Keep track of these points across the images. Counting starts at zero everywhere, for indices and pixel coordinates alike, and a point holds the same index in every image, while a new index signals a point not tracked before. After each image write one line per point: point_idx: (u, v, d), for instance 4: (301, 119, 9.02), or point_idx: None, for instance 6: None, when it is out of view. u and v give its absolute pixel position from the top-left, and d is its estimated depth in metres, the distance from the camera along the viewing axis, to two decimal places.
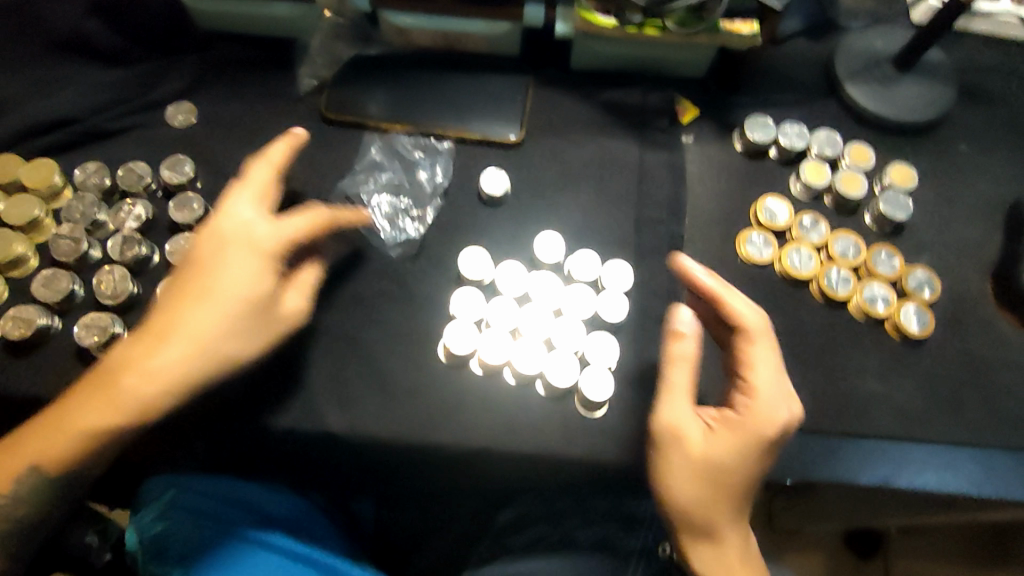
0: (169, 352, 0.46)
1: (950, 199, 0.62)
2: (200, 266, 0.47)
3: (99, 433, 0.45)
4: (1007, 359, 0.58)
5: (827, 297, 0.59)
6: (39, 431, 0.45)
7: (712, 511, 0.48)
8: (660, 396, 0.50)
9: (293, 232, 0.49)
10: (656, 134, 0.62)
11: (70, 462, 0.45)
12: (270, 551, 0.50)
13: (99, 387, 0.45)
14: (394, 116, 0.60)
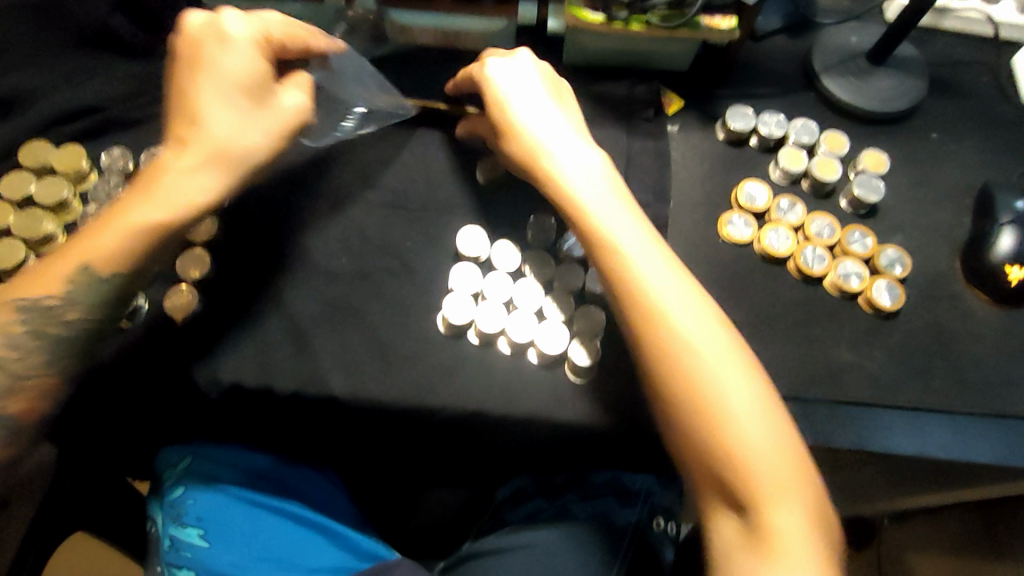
0: (173, 179, 0.48)
1: (922, 184, 0.64)
2: (194, 80, 0.49)
3: (91, 278, 0.47)
4: (974, 331, 0.58)
5: (804, 275, 0.59)
6: (39, 270, 0.48)
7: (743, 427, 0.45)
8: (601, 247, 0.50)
9: (267, 39, 0.50)
10: (642, 124, 0.64)
11: (87, 264, 0.47)
12: (264, 509, 0.63)
13: (132, 192, 0.48)
14: (391, 103, 0.64)
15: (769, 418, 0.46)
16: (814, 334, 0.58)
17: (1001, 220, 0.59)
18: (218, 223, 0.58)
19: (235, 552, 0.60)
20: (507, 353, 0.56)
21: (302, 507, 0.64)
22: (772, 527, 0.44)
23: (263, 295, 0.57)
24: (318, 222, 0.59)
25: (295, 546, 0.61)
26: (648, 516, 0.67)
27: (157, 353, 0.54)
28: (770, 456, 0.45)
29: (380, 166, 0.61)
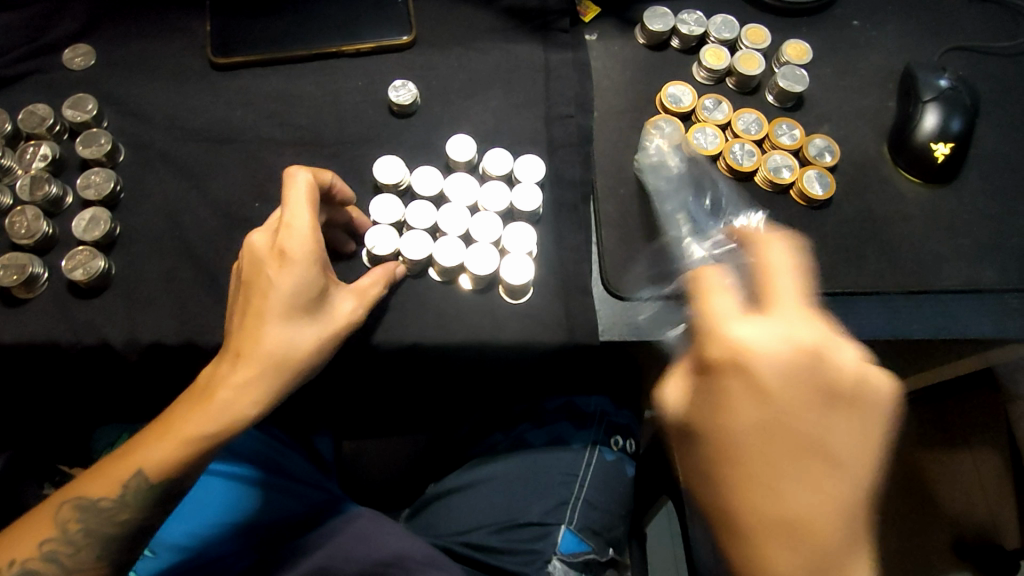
0: (225, 396, 0.45)
1: (847, 72, 0.63)
2: (252, 314, 0.46)
3: (144, 483, 0.45)
4: (905, 213, 0.58)
5: (734, 173, 0.58)
6: (153, 435, 0.46)
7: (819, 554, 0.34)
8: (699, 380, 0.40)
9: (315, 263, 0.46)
10: (558, 35, 0.61)
11: (175, 468, 0.45)
12: (229, 479, 0.62)
13: (198, 396, 0.46)
14: (287, 36, 0.59)
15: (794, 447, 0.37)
16: (749, 232, 0.57)
17: (924, 98, 0.59)
18: (114, 177, 0.54)
19: (196, 522, 0.60)
20: (436, 279, 0.54)
21: (254, 467, 0.63)
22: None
23: (174, 248, 0.53)
24: (226, 167, 0.56)
25: (255, 505, 0.62)
26: (605, 436, 0.69)
27: (64, 320, 0.51)
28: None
29: (286, 104, 0.58)
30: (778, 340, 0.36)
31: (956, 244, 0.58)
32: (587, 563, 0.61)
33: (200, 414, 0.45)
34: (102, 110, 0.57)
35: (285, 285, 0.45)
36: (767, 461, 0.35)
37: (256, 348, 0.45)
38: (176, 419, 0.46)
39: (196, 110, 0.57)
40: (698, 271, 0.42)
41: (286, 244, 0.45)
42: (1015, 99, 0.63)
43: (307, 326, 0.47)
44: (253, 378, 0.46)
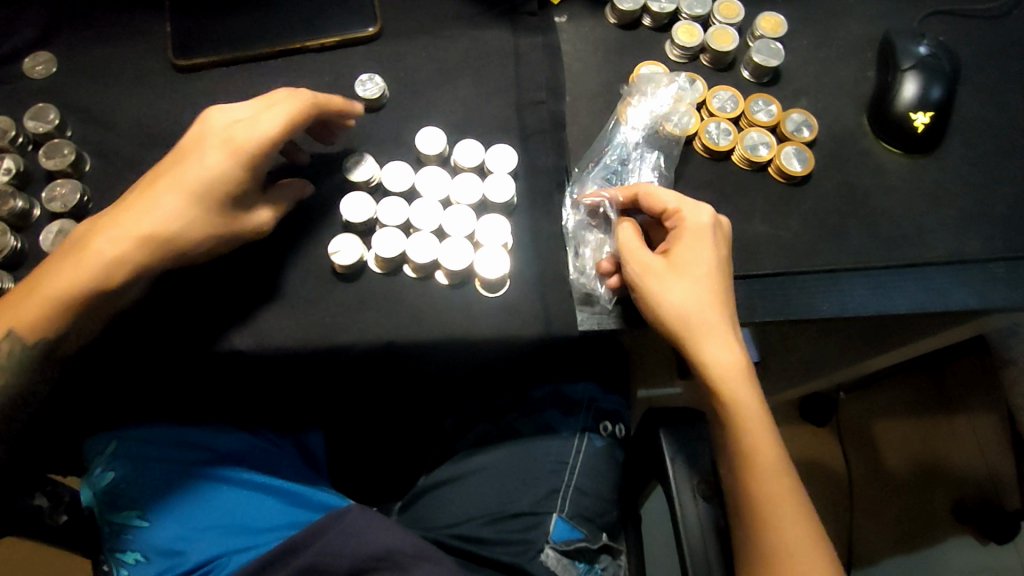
0: (93, 249, 0.47)
1: (824, 42, 0.62)
2: (156, 174, 0.49)
3: (15, 345, 0.47)
4: (887, 186, 0.57)
5: (711, 152, 0.57)
6: (26, 290, 0.47)
7: (735, 391, 0.48)
8: (678, 275, 0.49)
9: (247, 141, 0.49)
10: (527, 18, 0.60)
11: (38, 326, 0.46)
12: (222, 483, 0.61)
13: (70, 252, 0.47)
14: (249, 33, 0.58)
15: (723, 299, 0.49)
16: (727, 213, 0.56)
17: (903, 66, 0.57)
18: (80, 187, 0.53)
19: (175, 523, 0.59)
20: (411, 276, 0.53)
21: (242, 471, 0.63)
22: (772, 481, 0.48)
23: None
24: None
25: (236, 508, 0.61)
26: (593, 422, 0.68)
27: None
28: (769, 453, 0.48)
29: (253, 103, 0.57)
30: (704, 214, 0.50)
31: (940, 214, 0.57)
32: (581, 550, 0.61)
33: (64, 268, 0.47)
34: (65, 119, 0.56)
35: (207, 169, 0.48)
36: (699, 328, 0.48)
37: (147, 216, 0.47)
38: (43, 272, 0.47)
39: (161, 115, 0.56)
40: (657, 198, 0.51)
41: (237, 133, 0.49)
42: (998, 62, 0.61)
43: (186, 205, 0.48)
44: (129, 243, 0.47)
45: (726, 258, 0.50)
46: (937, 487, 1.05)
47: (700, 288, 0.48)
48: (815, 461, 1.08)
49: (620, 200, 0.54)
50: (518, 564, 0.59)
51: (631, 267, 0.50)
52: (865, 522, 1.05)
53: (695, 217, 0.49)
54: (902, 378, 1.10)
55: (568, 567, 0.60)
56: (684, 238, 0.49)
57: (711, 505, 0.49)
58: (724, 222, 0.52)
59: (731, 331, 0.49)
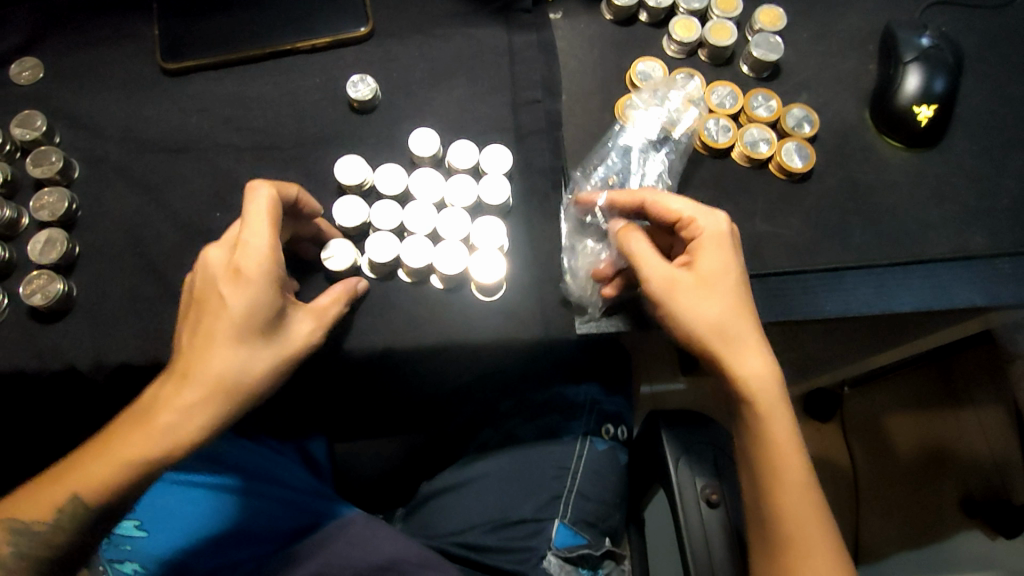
0: (166, 422, 0.43)
1: (825, 35, 0.60)
2: (202, 311, 0.44)
3: (78, 507, 0.42)
4: (890, 181, 0.56)
5: (710, 150, 0.56)
6: (89, 454, 0.43)
7: (776, 420, 0.44)
8: (699, 287, 0.45)
9: (256, 262, 0.43)
10: (521, 16, 0.59)
11: (116, 489, 0.42)
12: (219, 493, 0.61)
13: (137, 424, 0.43)
14: (238, 35, 0.57)
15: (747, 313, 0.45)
16: (727, 212, 0.55)
17: (905, 59, 0.56)
18: (68, 195, 0.52)
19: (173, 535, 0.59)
20: (406, 280, 0.52)
21: (241, 479, 0.62)
22: (815, 516, 0.44)
23: (136, 265, 0.52)
24: (183, 177, 0.54)
25: (234, 517, 0.60)
26: (596, 426, 0.67)
27: (28, 347, 0.50)
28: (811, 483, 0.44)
29: (242, 107, 0.56)
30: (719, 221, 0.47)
31: (945, 209, 0.56)
32: (584, 557, 0.60)
33: (140, 437, 0.42)
34: (53, 126, 0.55)
35: (240, 308, 0.43)
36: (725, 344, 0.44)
37: (203, 368, 0.43)
38: (103, 448, 0.43)
39: (150, 120, 0.55)
40: (667, 205, 0.48)
41: (243, 264, 0.43)
42: (1001, 53, 0.60)
43: (243, 362, 0.43)
44: (196, 408, 0.43)
45: (747, 272, 0.47)
46: (946, 483, 1.03)
47: (731, 304, 0.45)
48: (817, 456, 1.09)
49: (625, 204, 0.50)
50: (520, 571, 0.59)
51: (653, 283, 0.46)
52: (870, 519, 1.05)
53: (717, 227, 0.46)
54: (910, 371, 1.08)
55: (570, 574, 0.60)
56: (709, 250, 0.46)
57: (720, 511, 0.48)
58: (737, 232, 0.49)
59: (763, 351, 0.45)
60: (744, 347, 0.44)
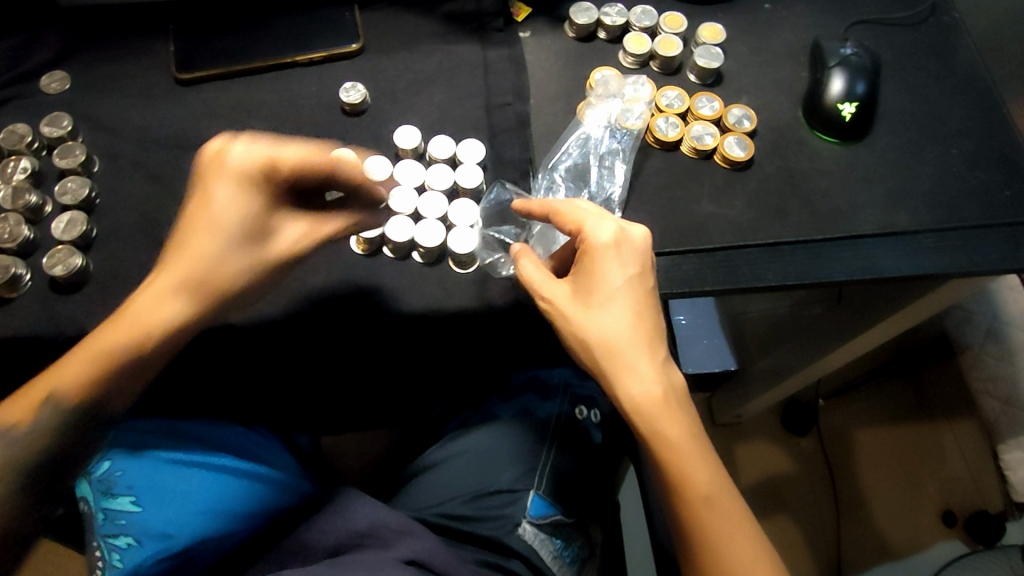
0: (139, 306, 0.50)
1: (761, 49, 0.69)
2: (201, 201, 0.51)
3: (59, 407, 0.47)
4: (822, 169, 0.63)
5: (661, 143, 0.63)
6: (75, 352, 0.49)
7: (651, 420, 0.50)
8: (585, 305, 0.52)
9: (286, 158, 0.53)
10: (494, 34, 0.67)
11: (90, 382, 0.48)
12: (216, 471, 0.62)
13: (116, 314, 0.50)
14: (245, 50, 0.64)
15: (631, 324, 0.51)
16: (678, 196, 0.62)
17: (830, 65, 0.64)
18: (89, 184, 0.58)
19: (180, 511, 0.58)
20: (389, 256, 0.59)
21: (237, 460, 0.65)
22: (704, 496, 0.49)
23: (146, 244, 0.58)
24: (193, 170, 0.61)
25: (232, 494, 0.61)
26: (569, 406, 0.70)
27: (46, 314, 0.55)
28: (692, 472, 0.49)
29: (246, 111, 0.63)
30: (608, 238, 0.51)
31: (871, 192, 0.62)
32: (556, 526, 0.61)
33: (116, 328, 0.49)
34: (77, 126, 0.62)
35: (230, 206, 0.51)
36: (604, 360, 0.51)
37: (188, 251, 0.51)
38: (92, 336, 0.50)
39: (163, 121, 0.62)
40: (568, 224, 0.54)
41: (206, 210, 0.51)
42: (917, 62, 0.68)
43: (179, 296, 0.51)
44: (177, 295, 0.51)
45: (640, 274, 0.52)
46: (925, 498, 1.07)
47: (607, 317, 0.51)
48: (797, 471, 1.09)
49: (538, 212, 0.56)
50: (496, 535, 0.60)
51: (544, 302, 0.53)
52: (852, 531, 1.06)
53: (598, 239, 0.51)
54: (885, 386, 1.12)
55: (545, 542, 0.60)
56: (591, 263, 0.52)
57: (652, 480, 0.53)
58: (642, 237, 0.52)
59: (646, 355, 0.51)
60: (620, 362, 0.50)
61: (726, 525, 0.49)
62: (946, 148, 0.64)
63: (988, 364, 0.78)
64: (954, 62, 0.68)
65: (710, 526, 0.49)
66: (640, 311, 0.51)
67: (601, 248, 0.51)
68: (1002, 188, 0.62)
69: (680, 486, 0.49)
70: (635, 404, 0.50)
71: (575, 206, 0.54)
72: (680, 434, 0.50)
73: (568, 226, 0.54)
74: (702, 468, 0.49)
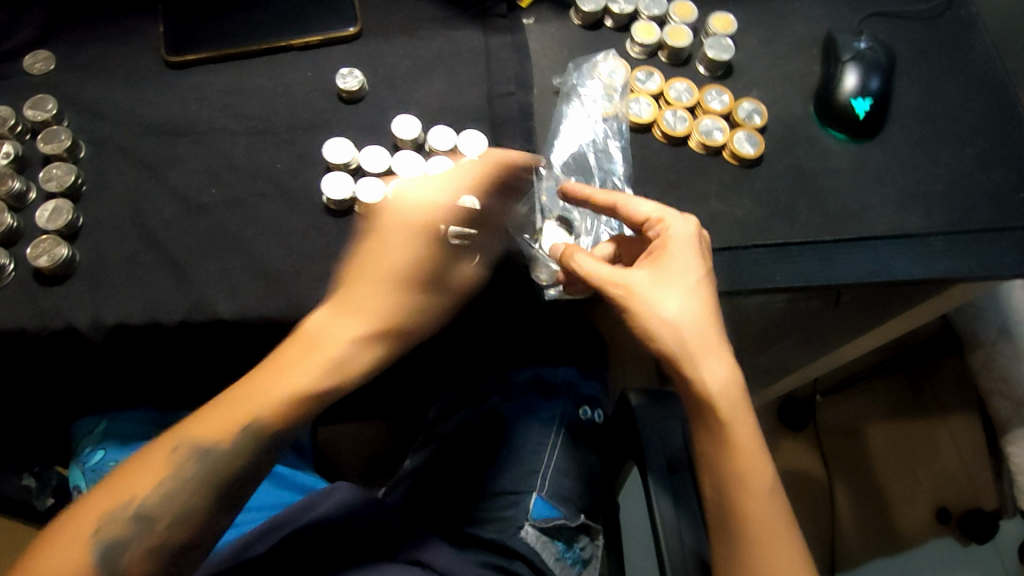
0: (252, 401, 0.48)
1: (773, 40, 0.67)
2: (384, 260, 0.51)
3: (179, 485, 0.47)
4: (833, 167, 0.61)
5: (668, 137, 0.61)
6: (167, 441, 0.48)
7: (733, 407, 0.49)
8: (665, 289, 0.49)
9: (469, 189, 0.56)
10: (497, 20, 0.65)
11: (211, 468, 0.47)
12: None
13: (217, 408, 0.49)
14: (236, 33, 0.62)
15: (708, 313, 0.49)
16: (685, 192, 0.60)
17: (843, 59, 0.62)
18: (74, 170, 0.56)
19: None
20: None
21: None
22: (766, 491, 0.49)
23: (134, 235, 0.56)
24: (183, 157, 0.58)
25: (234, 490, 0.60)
26: (571, 406, 0.68)
27: (30, 306, 0.53)
28: (759, 464, 0.49)
29: (239, 96, 0.61)
30: (687, 228, 0.51)
31: (882, 191, 0.61)
32: (559, 529, 0.60)
33: (202, 423, 0.48)
34: (63, 109, 0.59)
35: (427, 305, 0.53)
36: (688, 351, 0.49)
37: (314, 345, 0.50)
38: (195, 427, 0.48)
39: (151, 106, 0.60)
40: (644, 216, 0.52)
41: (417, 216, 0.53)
42: (931, 57, 0.66)
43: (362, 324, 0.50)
44: (315, 375, 0.49)
45: (710, 269, 0.51)
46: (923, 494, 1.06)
47: (690, 303, 0.49)
48: (797, 469, 1.09)
49: (597, 203, 0.54)
50: (500, 538, 0.58)
51: (616, 288, 0.50)
52: (849, 531, 1.05)
53: (679, 228, 0.51)
54: (885, 381, 1.12)
55: (547, 544, 0.58)
56: (671, 251, 0.50)
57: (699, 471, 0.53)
58: (706, 235, 0.53)
59: (722, 345, 0.49)
60: (703, 352, 0.49)
61: (778, 525, 0.49)
62: (959, 147, 0.63)
63: (1001, 364, 0.76)
64: (970, 58, 0.66)
65: (767, 524, 0.48)
66: (715, 300, 0.50)
67: (682, 239, 0.50)
68: (1015, 190, 0.61)
69: (744, 481, 0.49)
70: (718, 393, 0.48)
71: (645, 201, 0.53)
72: (750, 425, 0.49)
73: (638, 217, 0.52)
74: (764, 464, 0.49)
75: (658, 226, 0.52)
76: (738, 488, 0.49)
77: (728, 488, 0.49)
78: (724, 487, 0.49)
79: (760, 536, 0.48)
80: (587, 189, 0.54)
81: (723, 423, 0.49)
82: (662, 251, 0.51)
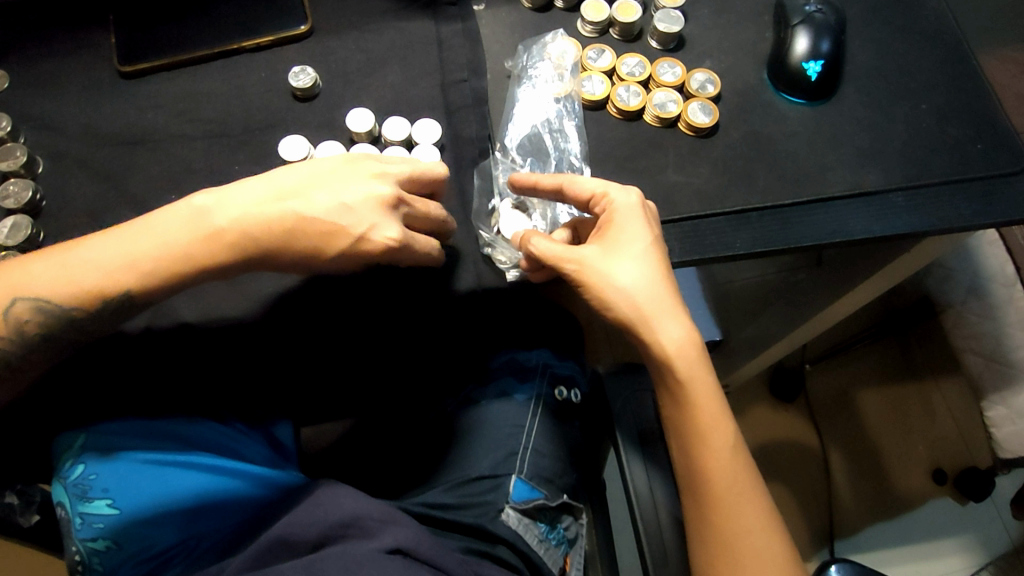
0: (85, 255, 0.47)
1: (724, 10, 0.67)
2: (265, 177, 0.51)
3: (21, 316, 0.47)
4: (789, 132, 0.62)
5: (623, 113, 0.61)
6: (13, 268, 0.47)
7: (692, 368, 0.49)
8: (614, 261, 0.50)
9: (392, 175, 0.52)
10: (447, 9, 0.65)
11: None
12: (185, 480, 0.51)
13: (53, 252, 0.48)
14: (187, 38, 0.62)
15: (660, 280, 0.50)
16: (643, 166, 0.60)
17: (793, 23, 0.63)
18: (32, 186, 0.57)
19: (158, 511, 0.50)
20: None
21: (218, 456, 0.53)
22: (731, 449, 0.49)
23: None
24: (141, 166, 0.59)
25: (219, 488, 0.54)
26: (548, 388, 0.68)
27: None
28: (721, 423, 0.49)
29: (193, 101, 0.61)
30: (630, 199, 0.51)
31: (840, 152, 0.61)
32: (540, 510, 0.60)
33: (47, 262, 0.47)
34: (18, 126, 0.60)
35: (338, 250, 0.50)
36: (638, 321, 0.49)
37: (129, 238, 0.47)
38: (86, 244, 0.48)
39: (107, 116, 0.60)
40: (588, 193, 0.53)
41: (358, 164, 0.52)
42: (883, 16, 0.66)
43: (183, 253, 0.48)
44: (121, 266, 0.47)
45: (660, 237, 0.52)
46: (915, 454, 1.07)
47: (642, 271, 0.49)
48: (790, 437, 1.09)
49: (544, 187, 0.55)
50: (480, 523, 0.57)
51: (569, 264, 0.50)
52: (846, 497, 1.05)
53: (624, 200, 0.51)
54: (871, 346, 1.12)
55: (529, 526, 0.58)
56: (617, 223, 0.50)
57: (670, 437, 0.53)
58: (653, 205, 0.54)
59: (676, 310, 0.50)
60: (654, 319, 0.49)
61: (746, 483, 0.49)
62: (914, 104, 0.63)
63: (971, 321, 0.76)
64: (922, 15, 0.66)
65: (736, 481, 0.49)
66: (667, 266, 0.51)
67: (626, 210, 0.51)
68: (973, 142, 0.61)
69: (707, 441, 0.49)
70: (675, 357, 0.49)
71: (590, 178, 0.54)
72: (710, 385, 0.50)
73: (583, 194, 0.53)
74: (727, 422, 0.50)
75: (602, 201, 0.52)
76: (704, 449, 0.49)
77: (694, 450, 0.49)
78: (690, 450, 0.50)
79: (731, 494, 0.48)
80: (534, 175, 0.55)
81: (681, 386, 0.49)
82: (607, 226, 0.51)
